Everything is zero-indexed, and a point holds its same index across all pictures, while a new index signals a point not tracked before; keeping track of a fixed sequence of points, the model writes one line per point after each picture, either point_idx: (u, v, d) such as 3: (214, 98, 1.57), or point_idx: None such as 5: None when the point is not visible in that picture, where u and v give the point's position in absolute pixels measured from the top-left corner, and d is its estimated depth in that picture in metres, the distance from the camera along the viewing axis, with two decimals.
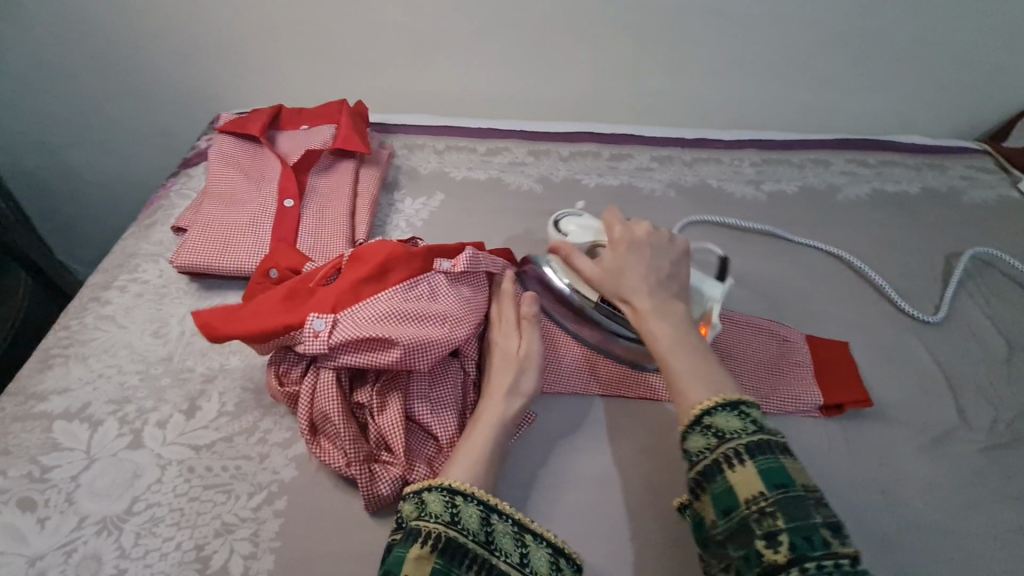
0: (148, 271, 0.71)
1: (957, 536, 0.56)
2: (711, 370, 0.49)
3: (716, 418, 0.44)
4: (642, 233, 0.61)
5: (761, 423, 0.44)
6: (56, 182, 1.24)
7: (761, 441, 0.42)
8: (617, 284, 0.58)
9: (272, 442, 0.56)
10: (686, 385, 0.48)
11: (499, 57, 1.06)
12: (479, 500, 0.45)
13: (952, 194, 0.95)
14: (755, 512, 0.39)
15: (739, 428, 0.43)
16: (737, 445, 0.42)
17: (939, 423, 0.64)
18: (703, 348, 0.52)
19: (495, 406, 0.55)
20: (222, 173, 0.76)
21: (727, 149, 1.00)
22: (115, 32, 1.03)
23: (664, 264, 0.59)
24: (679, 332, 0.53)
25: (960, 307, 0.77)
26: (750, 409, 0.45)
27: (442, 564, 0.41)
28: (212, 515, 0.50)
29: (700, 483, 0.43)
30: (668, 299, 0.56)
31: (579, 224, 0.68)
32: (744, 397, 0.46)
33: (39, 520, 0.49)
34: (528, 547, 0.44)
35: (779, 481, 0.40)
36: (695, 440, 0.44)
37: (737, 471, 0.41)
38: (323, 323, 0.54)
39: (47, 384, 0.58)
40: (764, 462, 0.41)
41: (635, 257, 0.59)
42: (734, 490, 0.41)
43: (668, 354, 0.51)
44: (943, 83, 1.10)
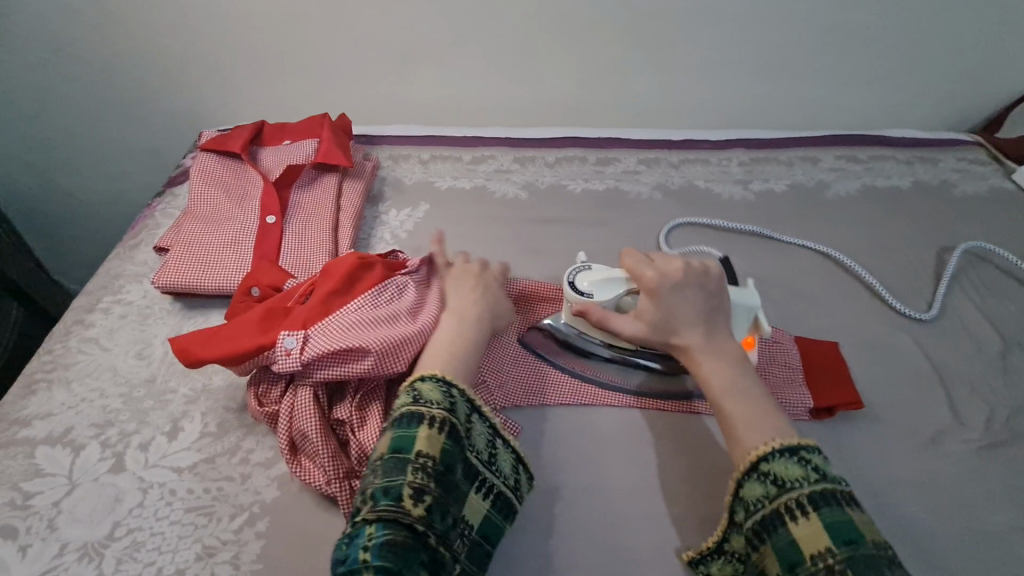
0: (132, 291, 0.71)
1: (953, 539, 0.55)
2: (771, 418, 0.49)
3: (775, 465, 0.45)
4: (677, 268, 0.58)
5: (825, 472, 0.44)
6: (49, 203, 1.25)
7: (826, 491, 0.43)
8: (659, 327, 0.56)
9: (254, 462, 0.55)
10: (747, 432, 0.48)
11: (483, 66, 1.06)
12: (470, 398, 0.48)
13: (944, 187, 0.94)
14: (822, 569, 0.39)
15: (800, 476, 0.44)
16: (800, 496, 0.43)
17: (933, 423, 0.63)
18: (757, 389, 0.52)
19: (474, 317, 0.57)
20: (202, 192, 0.76)
21: (715, 150, 1.00)
22: (101, 54, 1.04)
23: (703, 301, 0.57)
24: (731, 373, 0.53)
25: (953, 302, 0.76)
26: (811, 456, 0.45)
27: (450, 445, 0.44)
28: (194, 539, 0.50)
29: (762, 532, 0.43)
30: (714, 339, 0.55)
31: (595, 279, 0.61)
32: (807, 442, 0.46)
33: (20, 548, 0.49)
34: (498, 450, 0.49)
35: (848, 537, 0.40)
36: (754, 487, 0.45)
37: (801, 524, 0.42)
38: (294, 340, 0.53)
39: (30, 410, 0.58)
40: (830, 515, 0.41)
41: (673, 295, 0.57)
42: (799, 545, 0.41)
43: (722, 404, 0.51)
44: (932, 75, 1.08)
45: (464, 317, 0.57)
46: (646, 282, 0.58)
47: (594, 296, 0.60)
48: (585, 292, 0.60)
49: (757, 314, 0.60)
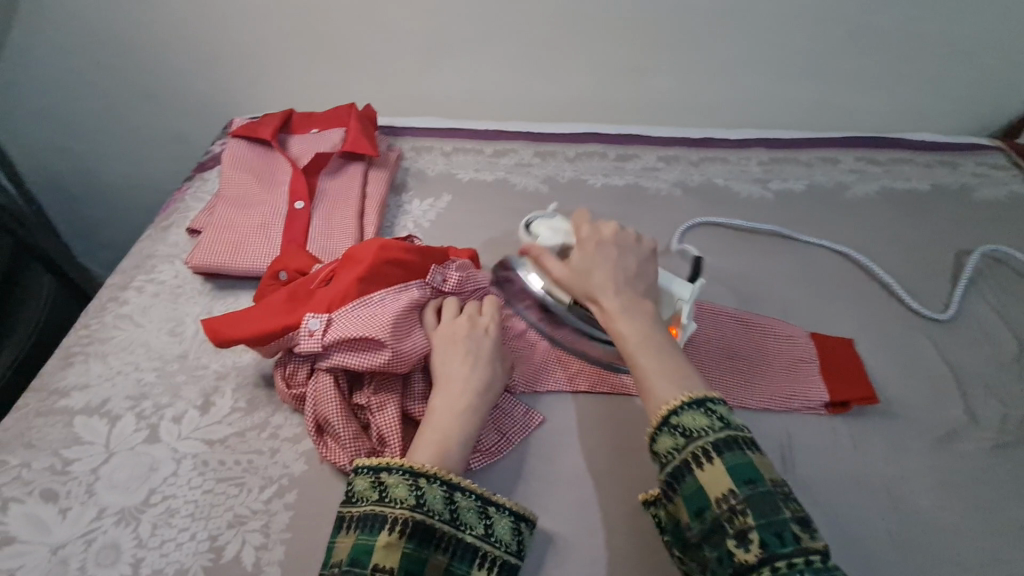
0: (164, 271, 0.73)
1: (966, 535, 0.55)
2: (678, 365, 0.49)
3: (683, 417, 0.45)
4: (610, 233, 0.62)
5: (729, 420, 0.44)
6: (77, 186, 1.28)
7: (729, 438, 0.43)
8: (585, 281, 0.58)
9: (282, 437, 0.57)
10: (656, 381, 0.48)
11: (506, 61, 1.07)
12: (442, 481, 0.48)
13: (964, 191, 0.94)
14: (725, 512, 0.40)
15: (706, 425, 0.44)
16: (704, 444, 0.43)
17: (948, 422, 0.64)
18: (669, 341, 0.52)
19: (465, 395, 0.55)
20: (233, 176, 0.78)
21: (734, 149, 1.00)
22: (132, 40, 1.06)
23: (630, 263, 0.59)
24: (647, 327, 0.53)
25: (970, 304, 0.77)
26: (716, 405, 0.45)
27: (412, 548, 0.44)
28: (225, 508, 0.52)
29: (672, 484, 0.44)
30: (638, 297, 0.56)
31: (549, 226, 0.68)
32: (712, 394, 0.46)
33: (60, 511, 0.51)
34: (492, 518, 0.48)
35: (747, 477, 0.41)
36: (664, 441, 0.45)
37: (705, 469, 0.42)
38: (318, 322, 0.55)
39: (68, 381, 0.61)
40: (732, 458, 0.42)
41: (602, 254, 0.59)
42: (705, 490, 0.42)
43: (635, 351, 0.51)
44: (954, 80, 1.08)
45: (459, 399, 0.55)
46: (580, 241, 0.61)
47: (541, 238, 0.67)
48: (535, 235, 0.68)
49: (680, 307, 0.63)
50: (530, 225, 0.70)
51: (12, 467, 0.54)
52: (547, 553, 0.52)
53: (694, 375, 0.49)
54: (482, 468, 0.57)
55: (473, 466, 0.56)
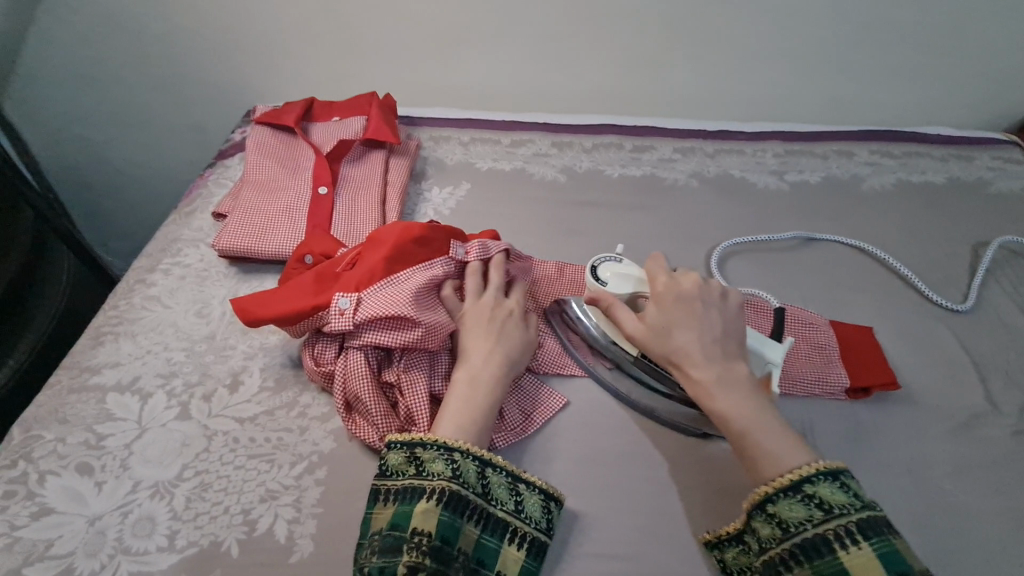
0: (189, 255, 0.74)
1: (987, 518, 0.56)
2: (793, 443, 0.49)
3: (820, 489, 0.45)
4: (691, 285, 0.59)
5: (863, 497, 0.45)
6: (95, 175, 1.29)
7: (870, 519, 0.44)
8: (668, 345, 0.55)
9: (311, 416, 0.58)
10: (765, 464, 0.48)
11: (522, 53, 1.08)
12: (476, 456, 0.49)
13: (979, 184, 0.94)
14: None
15: (846, 503, 0.44)
16: (848, 523, 0.43)
17: (967, 408, 0.65)
18: (770, 412, 0.51)
19: (489, 370, 0.55)
20: (258, 163, 0.79)
21: (750, 141, 1.01)
22: (152, 29, 1.07)
23: (716, 321, 0.56)
24: (743, 400, 0.52)
25: (988, 295, 0.77)
26: (849, 480, 0.46)
27: (448, 516, 0.45)
28: (257, 483, 0.53)
29: (800, 554, 0.44)
30: (727, 363, 0.54)
31: (617, 272, 0.62)
32: (841, 465, 0.47)
33: (96, 484, 0.52)
34: (522, 495, 0.49)
35: (896, 566, 0.41)
36: (798, 510, 0.45)
37: (850, 552, 0.42)
38: (348, 301, 0.56)
39: (99, 359, 0.62)
40: (879, 544, 0.42)
41: (685, 313, 0.56)
42: (848, 570, 0.42)
43: (743, 430, 0.50)
44: (969, 75, 1.09)
45: (482, 373, 0.55)
46: (659, 295, 0.58)
47: (610, 286, 0.62)
48: (603, 282, 0.62)
49: (771, 370, 0.58)
50: (596, 268, 0.64)
51: (47, 441, 0.55)
52: (574, 532, 0.52)
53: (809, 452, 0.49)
54: (507, 447, 0.57)
55: (497, 443, 0.57)
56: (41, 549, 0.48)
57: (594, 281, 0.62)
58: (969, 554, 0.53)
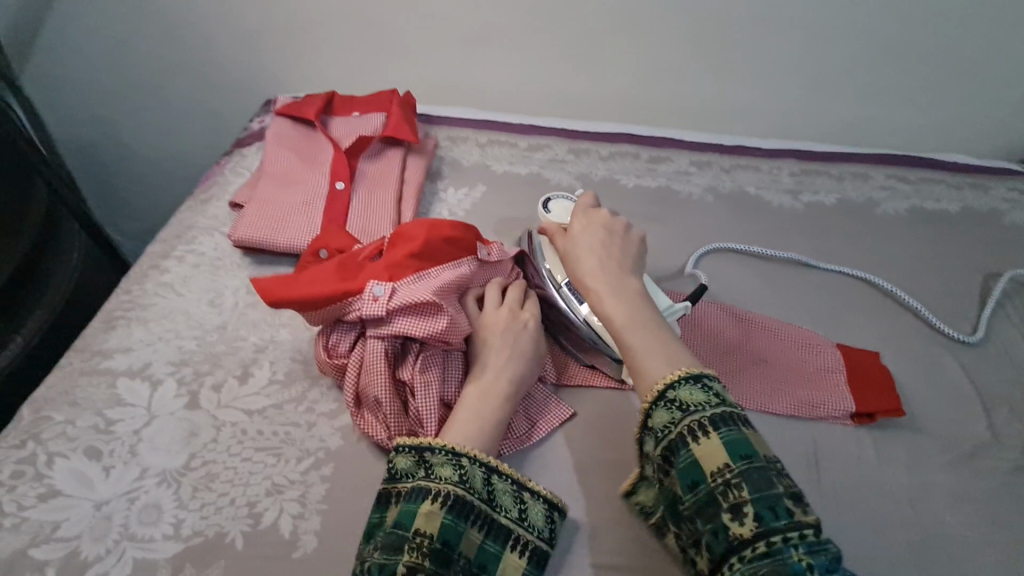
0: (203, 243, 0.74)
1: (986, 551, 0.56)
2: (673, 349, 0.49)
3: (680, 393, 0.46)
4: (601, 216, 0.62)
5: (724, 396, 0.45)
6: (109, 154, 1.29)
7: (725, 414, 0.44)
8: (574, 265, 0.58)
9: (319, 412, 0.58)
10: (650, 365, 0.48)
11: (543, 57, 1.08)
12: (482, 463, 0.49)
13: (994, 215, 0.94)
14: (720, 485, 0.41)
15: (703, 402, 0.45)
16: (701, 419, 0.44)
17: (971, 440, 0.65)
18: (656, 324, 0.52)
19: (502, 385, 0.56)
20: (277, 153, 0.79)
21: (767, 158, 1.00)
22: (174, 14, 1.07)
23: (619, 248, 0.59)
24: (634, 310, 0.53)
25: (997, 328, 0.77)
26: (712, 382, 0.46)
27: (450, 519, 0.45)
28: (264, 476, 0.53)
29: (667, 459, 0.45)
30: (624, 280, 0.56)
31: (563, 208, 0.71)
32: (708, 371, 0.47)
33: (104, 468, 0.52)
34: (527, 504, 0.49)
35: (743, 453, 0.42)
36: (661, 416, 0.46)
37: (702, 443, 0.43)
38: (382, 290, 0.56)
39: (111, 343, 0.62)
40: (727, 434, 0.43)
41: (591, 238, 0.59)
42: (701, 463, 0.43)
43: (622, 336, 0.51)
44: (989, 104, 1.08)
45: (496, 386, 0.56)
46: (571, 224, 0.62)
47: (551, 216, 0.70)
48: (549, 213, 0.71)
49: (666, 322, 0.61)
50: (548, 201, 0.72)
51: (57, 422, 0.55)
52: (576, 541, 0.52)
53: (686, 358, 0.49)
54: (513, 455, 0.58)
55: (503, 451, 0.57)
56: (48, 530, 0.48)
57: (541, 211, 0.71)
58: None
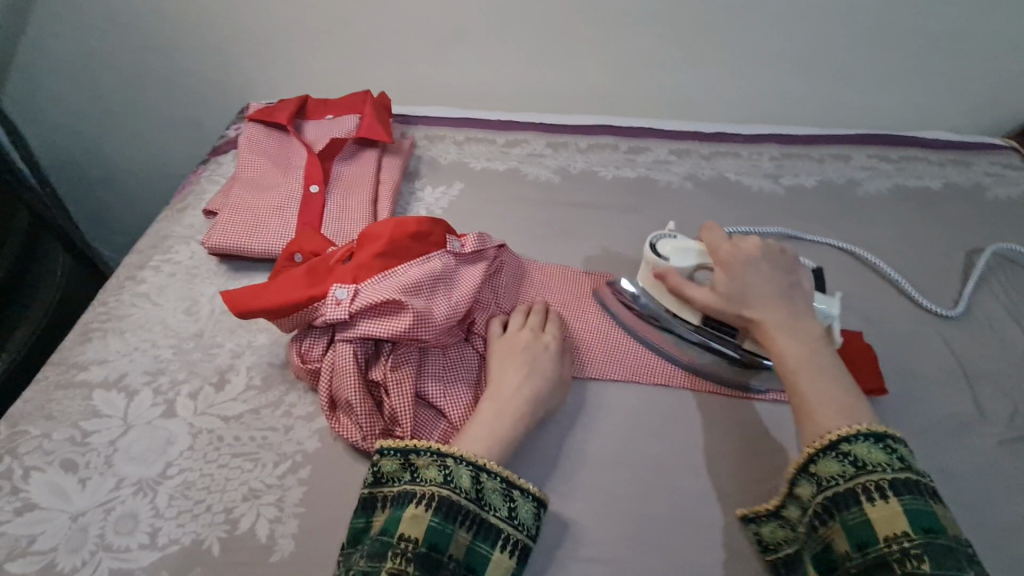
0: (180, 252, 0.74)
1: (972, 527, 0.56)
2: (849, 397, 0.48)
3: (857, 447, 0.44)
4: (755, 244, 0.59)
5: (907, 461, 0.44)
6: (93, 170, 1.29)
7: (907, 480, 0.42)
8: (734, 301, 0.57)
9: (296, 415, 0.58)
10: (826, 413, 0.47)
11: (519, 53, 1.08)
12: (470, 462, 0.48)
13: (976, 190, 0.93)
14: (897, 551, 0.40)
15: (884, 461, 0.43)
16: (879, 480, 0.43)
17: (957, 417, 0.64)
18: (835, 366, 0.51)
19: (520, 403, 0.55)
20: (251, 160, 0.79)
21: (747, 143, 1.00)
22: (149, 25, 1.07)
23: (780, 279, 0.57)
24: (806, 350, 0.51)
25: (981, 303, 0.77)
26: (896, 445, 0.44)
27: (437, 522, 0.45)
28: (240, 481, 0.53)
29: (829, 509, 0.44)
30: (791, 316, 0.54)
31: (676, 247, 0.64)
32: (892, 431, 0.45)
33: (80, 480, 0.52)
34: (517, 502, 0.48)
35: (926, 525, 0.40)
36: (830, 464, 0.45)
37: (877, 505, 0.42)
38: (345, 292, 0.56)
39: (87, 355, 0.62)
40: (910, 502, 0.41)
41: (750, 270, 0.58)
42: (875, 526, 0.41)
43: (797, 376, 0.50)
44: (970, 79, 1.08)
45: (508, 402, 0.55)
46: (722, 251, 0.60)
47: (673, 260, 0.63)
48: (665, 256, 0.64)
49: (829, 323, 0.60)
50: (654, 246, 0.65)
51: (32, 437, 0.55)
52: (557, 534, 0.52)
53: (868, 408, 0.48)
54: None
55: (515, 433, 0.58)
56: (24, 544, 0.48)
57: (654, 256, 0.64)
58: None
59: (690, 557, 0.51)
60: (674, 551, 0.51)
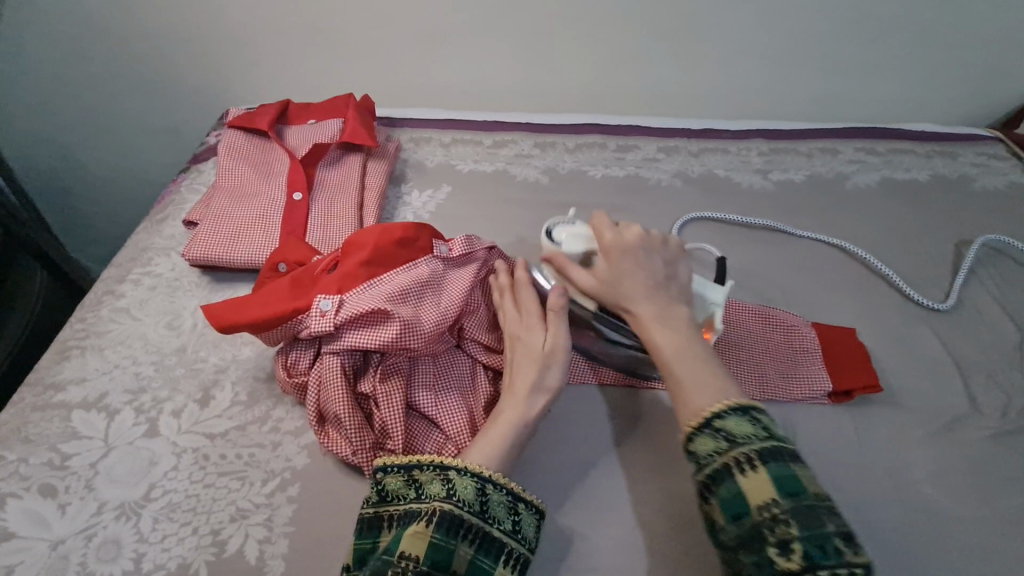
0: (160, 264, 0.72)
1: (970, 522, 0.56)
2: (714, 376, 0.49)
3: (727, 422, 0.45)
4: (635, 234, 0.59)
5: (772, 430, 0.45)
6: (69, 179, 1.26)
7: (773, 448, 0.43)
8: (615, 293, 0.56)
9: (284, 430, 0.56)
10: (693, 391, 0.48)
11: (503, 52, 1.06)
12: (473, 473, 0.47)
13: (963, 181, 0.94)
14: (767, 519, 0.40)
15: (751, 433, 0.44)
16: (749, 450, 0.43)
17: (950, 411, 0.64)
18: (704, 349, 0.52)
19: (514, 401, 0.53)
20: (231, 167, 0.77)
21: (735, 139, 0.99)
22: (123, 30, 1.04)
23: (659, 268, 0.57)
24: (680, 334, 0.53)
25: (970, 295, 0.77)
26: (760, 416, 0.45)
27: (440, 538, 0.43)
28: (227, 501, 0.51)
29: (708, 486, 0.43)
30: (669, 303, 0.55)
31: (573, 233, 0.63)
32: (755, 404, 0.47)
33: (60, 506, 0.50)
34: (520, 515, 0.47)
35: (791, 489, 0.40)
36: (706, 443, 0.45)
37: (749, 476, 0.42)
38: (329, 303, 0.55)
39: (65, 375, 0.60)
40: (777, 469, 0.41)
41: (630, 261, 0.57)
42: (746, 496, 0.41)
43: (672, 361, 0.51)
44: (954, 71, 1.08)
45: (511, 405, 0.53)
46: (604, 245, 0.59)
47: (564, 246, 0.62)
48: (557, 242, 0.63)
49: (714, 312, 0.59)
50: (551, 231, 0.64)
51: (8, 462, 0.53)
52: (553, 544, 0.51)
53: (731, 383, 0.49)
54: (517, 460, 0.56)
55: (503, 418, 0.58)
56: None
57: (548, 242, 0.63)
58: (949, 558, 0.53)
59: (690, 565, 0.50)
60: (673, 557, 0.51)
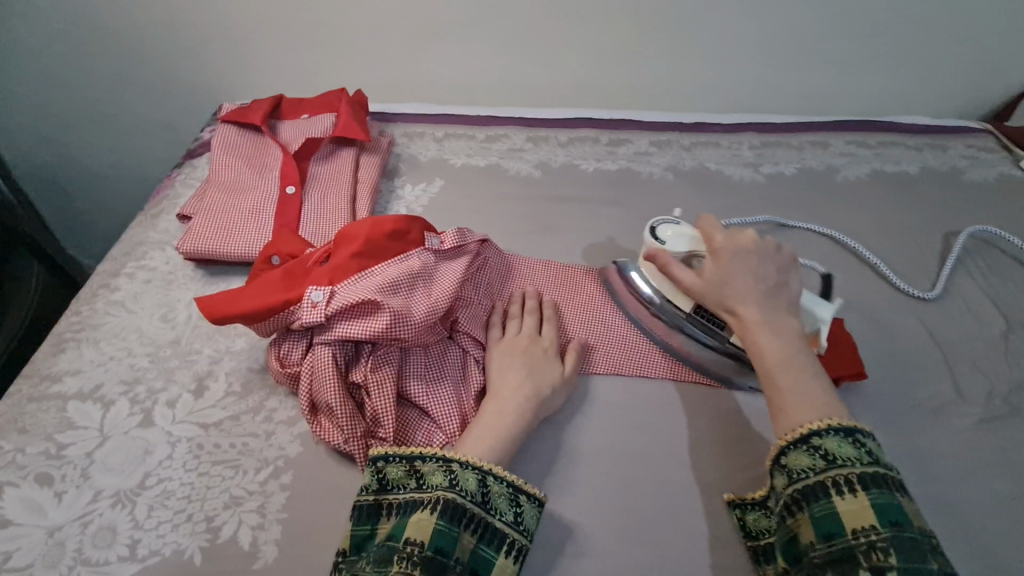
0: (155, 258, 0.73)
1: (952, 506, 0.57)
2: (819, 390, 0.48)
3: (827, 441, 0.44)
4: (749, 239, 0.59)
5: (879, 458, 0.44)
6: (65, 176, 1.26)
7: (877, 475, 0.42)
8: (719, 293, 0.57)
9: (277, 420, 0.57)
10: (791, 405, 0.48)
11: (495, 48, 1.07)
12: (475, 467, 0.48)
13: (953, 173, 0.94)
14: (862, 543, 0.40)
15: (853, 456, 0.43)
16: (849, 473, 0.43)
17: (935, 399, 0.65)
18: (812, 362, 0.51)
19: (512, 401, 0.55)
20: (225, 162, 0.78)
21: (727, 133, 1.00)
22: (118, 28, 1.04)
23: (769, 275, 0.56)
24: (786, 344, 0.52)
25: (958, 285, 0.78)
26: (866, 439, 0.44)
27: (444, 525, 0.44)
28: (221, 489, 0.52)
29: (799, 501, 0.44)
30: (779, 313, 0.54)
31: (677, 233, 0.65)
32: (861, 426, 0.45)
33: (56, 494, 0.51)
34: (522, 507, 0.48)
35: (893, 518, 0.40)
36: (801, 458, 0.45)
37: (847, 499, 0.42)
38: (321, 295, 0.55)
39: (61, 366, 0.60)
40: (879, 496, 0.41)
41: (741, 265, 0.57)
42: (841, 518, 0.41)
43: (772, 369, 0.50)
44: (944, 64, 1.09)
45: (509, 403, 0.55)
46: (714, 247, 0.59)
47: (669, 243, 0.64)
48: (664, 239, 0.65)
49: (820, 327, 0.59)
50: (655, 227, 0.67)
51: (5, 451, 0.54)
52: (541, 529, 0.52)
53: (840, 402, 0.48)
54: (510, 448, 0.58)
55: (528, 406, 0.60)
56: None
57: (652, 238, 0.65)
58: None
59: (676, 549, 0.51)
60: (660, 542, 0.52)
